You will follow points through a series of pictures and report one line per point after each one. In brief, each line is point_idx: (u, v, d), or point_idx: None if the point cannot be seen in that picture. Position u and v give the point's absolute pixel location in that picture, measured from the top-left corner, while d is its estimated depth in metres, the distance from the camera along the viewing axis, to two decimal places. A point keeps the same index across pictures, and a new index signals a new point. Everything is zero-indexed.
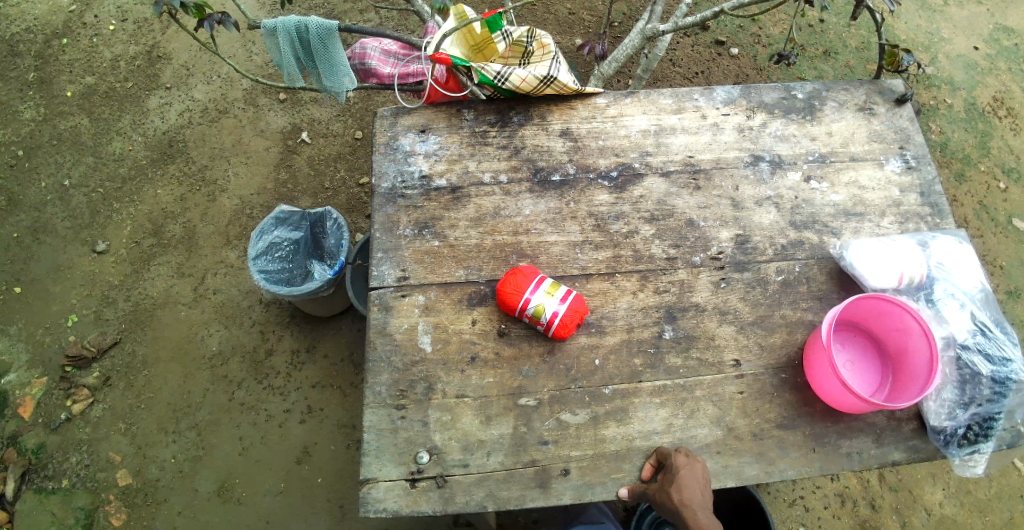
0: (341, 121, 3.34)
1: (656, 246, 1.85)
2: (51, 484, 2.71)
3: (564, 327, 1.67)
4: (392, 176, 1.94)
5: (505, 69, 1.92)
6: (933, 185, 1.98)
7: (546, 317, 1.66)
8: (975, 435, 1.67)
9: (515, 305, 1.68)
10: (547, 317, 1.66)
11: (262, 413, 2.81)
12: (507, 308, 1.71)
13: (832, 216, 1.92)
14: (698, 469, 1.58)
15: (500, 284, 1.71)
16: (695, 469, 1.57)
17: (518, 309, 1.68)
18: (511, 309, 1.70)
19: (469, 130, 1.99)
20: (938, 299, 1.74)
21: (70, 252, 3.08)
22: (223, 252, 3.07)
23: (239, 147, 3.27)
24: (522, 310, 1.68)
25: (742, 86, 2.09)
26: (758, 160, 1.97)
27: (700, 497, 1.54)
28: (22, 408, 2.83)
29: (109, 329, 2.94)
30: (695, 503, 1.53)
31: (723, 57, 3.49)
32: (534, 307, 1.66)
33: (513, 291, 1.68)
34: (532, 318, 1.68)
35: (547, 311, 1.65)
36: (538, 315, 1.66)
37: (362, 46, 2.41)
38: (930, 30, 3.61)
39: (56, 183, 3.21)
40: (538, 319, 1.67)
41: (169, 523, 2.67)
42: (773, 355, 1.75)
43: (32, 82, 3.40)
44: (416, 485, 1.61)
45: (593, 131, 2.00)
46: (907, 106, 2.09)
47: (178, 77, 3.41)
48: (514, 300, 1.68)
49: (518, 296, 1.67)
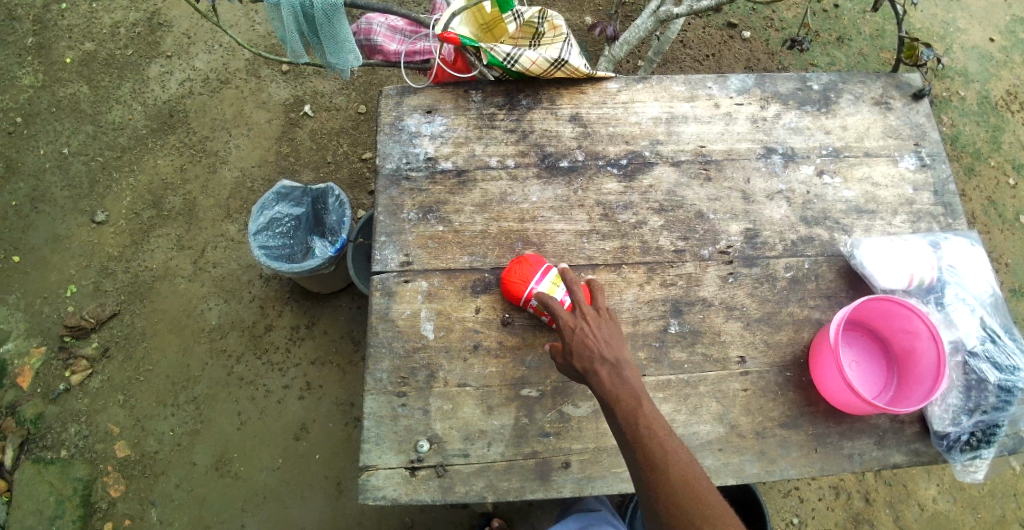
0: (345, 94, 3.28)
1: (664, 237, 1.82)
2: (50, 454, 2.72)
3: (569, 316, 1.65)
4: (397, 157, 1.90)
5: (515, 51, 1.87)
6: (947, 184, 1.95)
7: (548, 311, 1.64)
8: (977, 441, 1.67)
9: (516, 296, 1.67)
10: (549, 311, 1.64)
11: (261, 388, 2.80)
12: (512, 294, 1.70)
13: (844, 212, 1.88)
14: (594, 318, 1.52)
15: (507, 271, 1.69)
16: (588, 326, 1.51)
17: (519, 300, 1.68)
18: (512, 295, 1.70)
19: (476, 112, 1.95)
20: (948, 303, 1.72)
21: (69, 222, 3.05)
22: (223, 226, 3.03)
23: (241, 118, 3.21)
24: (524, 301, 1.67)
25: (757, 75, 2.04)
26: (771, 152, 1.93)
27: (602, 349, 1.48)
28: (21, 377, 2.83)
29: (108, 300, 2.92)
30: (596, 360, 1.47)
31: (735, 40, 3.42)
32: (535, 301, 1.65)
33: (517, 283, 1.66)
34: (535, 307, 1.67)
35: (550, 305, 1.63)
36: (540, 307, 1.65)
37: (367, 21, 2.31)
38: (946, 19, 3.53)
39: (55, 150, 3.16)
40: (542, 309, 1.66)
41: (167, 496, 2.69)
42: (778, 352, 1.73)
43: (30, 48, 3.33)
44: (416, 473, 1.61)
45: (603, 117, 1.95)
46: (924, 101, 2.04)
47: (179, 45, 3.34)
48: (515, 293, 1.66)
49: (520, 290, 1.65)
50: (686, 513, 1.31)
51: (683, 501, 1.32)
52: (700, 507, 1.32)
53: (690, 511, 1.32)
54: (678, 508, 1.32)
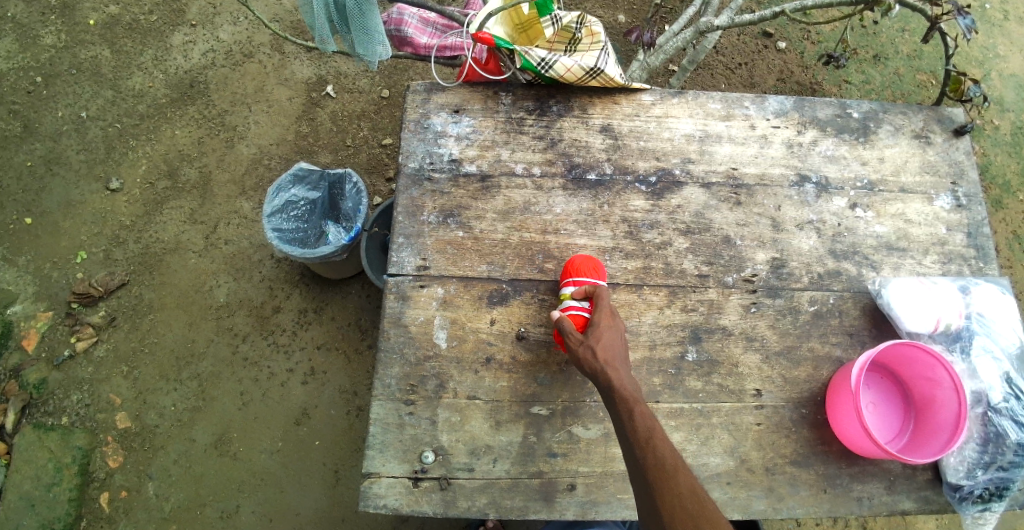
0: (368, 78, 3.22)
1: (688, 261, 1.78)
2: (50, 420, 2.72)
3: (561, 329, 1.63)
4: (421, 156, 1.86)
5: (550, 56, 1.82)
6: (981, 226, 1.89)
7: (568, 305, 1.60)
8: (990, 495, 1.63)
9: (566, 269, 1.67)
10: (575, 306, 1.59)
11: (265, 371, 2.79)
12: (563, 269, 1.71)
13: (874, 247, 1.83)
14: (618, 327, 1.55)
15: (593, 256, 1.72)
16: (613, 327, 1.53)
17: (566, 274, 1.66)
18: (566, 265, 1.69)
19: (505, 116, 1.90)
20: (974, 353, 1.67)
21: (83, 187, 3.02)
22: (237, 203, 3.00)
23: (262, 94, 3.16)
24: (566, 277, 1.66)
25: (796, 98, 1.98)
26: (804, 181, 1.88)
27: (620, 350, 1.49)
28: (26, 340, 2.82)
29: (117, 270, 2.90)
30: (616, 358, 1.47)
31: (769, 50, 3.34)
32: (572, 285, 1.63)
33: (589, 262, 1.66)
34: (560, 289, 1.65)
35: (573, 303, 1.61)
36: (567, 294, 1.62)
37: (399, 11, 2.25)
38: (987, 44, 3.40)
39: (73, 113, 3.12)
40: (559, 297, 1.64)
41: (165, 471, 2.68)
42: (796, 388, 1.70)
43: (54, 6, 3.29)
44: (418, 484, 1.59)
45: (635, 130, 1.90)
46: (965, 137, 1.98)
47: (204, 14, 3.28)
48: (573, 265, 1.67)
49: (582, 271, 1.64)
50: (688, 512, 1.25)
51: (685, 499, 1.26)
52: (699, 506, 1.25)
53: (690, 510, 1.25)
54: (678, 504, 1.26)
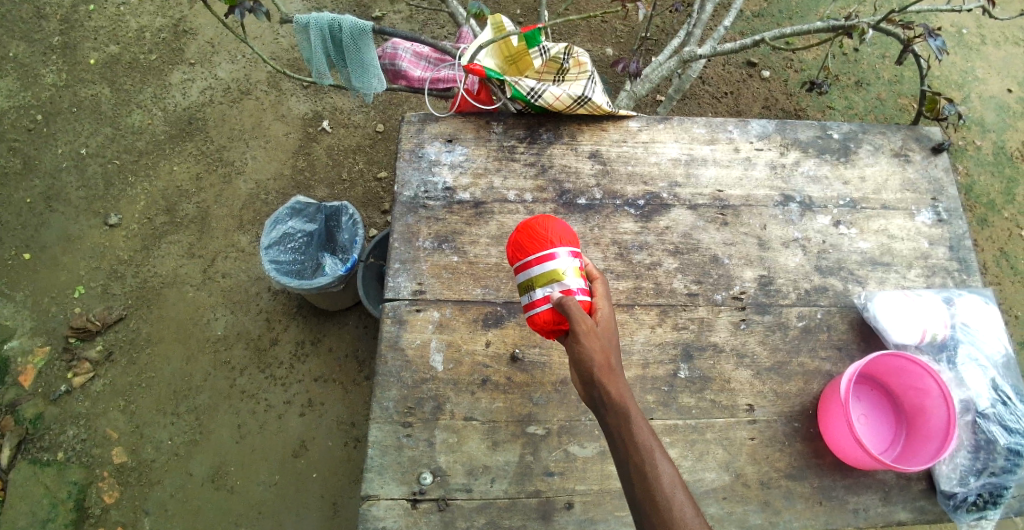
0: (363, 112, 3.29)
1: (678, 280, 1.83)
2: (46, 455, 2.71)
3: (551, 313, 1.39)
4: (416, 185, 1.91)
5: (539, 86, 1.90)
6: (962, 240, 1.95)
7: (570, 286, 1.40)
8: (984, 502, 1.65)
9: (548, 238, 1.43)
10: (579, 288, 1.40)
11: (262, 402, 2.79)
12: (534, 233, 1.46)
13: (859, 263, 1.88)
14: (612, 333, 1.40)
15: (548, 215, 1.53)
16: (609, 335, 1.36)
17: (547, 243, 1.43)
18: (543, 232, 1.45)
19: (497, 144, 1.97)
20: (960, 363, 1.71)
21: (82, 222, 3.07)
22: (235, 236, 3.04)
23: (259, 129, 3.23)
24: (548, 247, 1.43)
25: (778, 121, 2.05)
26: (788, 200, 1.94)
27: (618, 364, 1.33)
28: (23, 376, 2.83)
29: (115, 304, 2.93)
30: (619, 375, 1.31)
31: (753, 79, 3.44)
32: (564, 258, 1.42)
33: (565, 228, 1.48)
34: (549, 263, 1.40)
35: (572, 283, 1.41)
36: (564, 270, 1.40)
37: (393, 46, 2.31)
38: (966, 68, 3.51)
39: (73, 150, 3.19)
40: (552, 274, 1.40)
41: (161, 505, 2.66)
42: (788, 403, 1.73)
43: (56, 47, 3.38)
44: (417, 506, 1.60)
45: (623, 156, 1.96)
46: (943, 155, 2.05)
47: (203, 53, 3.37)
48: (552, 232, 1.45)
49: (567, 242, 1.46)
50: None
51: None
52: None
53: None
54: None
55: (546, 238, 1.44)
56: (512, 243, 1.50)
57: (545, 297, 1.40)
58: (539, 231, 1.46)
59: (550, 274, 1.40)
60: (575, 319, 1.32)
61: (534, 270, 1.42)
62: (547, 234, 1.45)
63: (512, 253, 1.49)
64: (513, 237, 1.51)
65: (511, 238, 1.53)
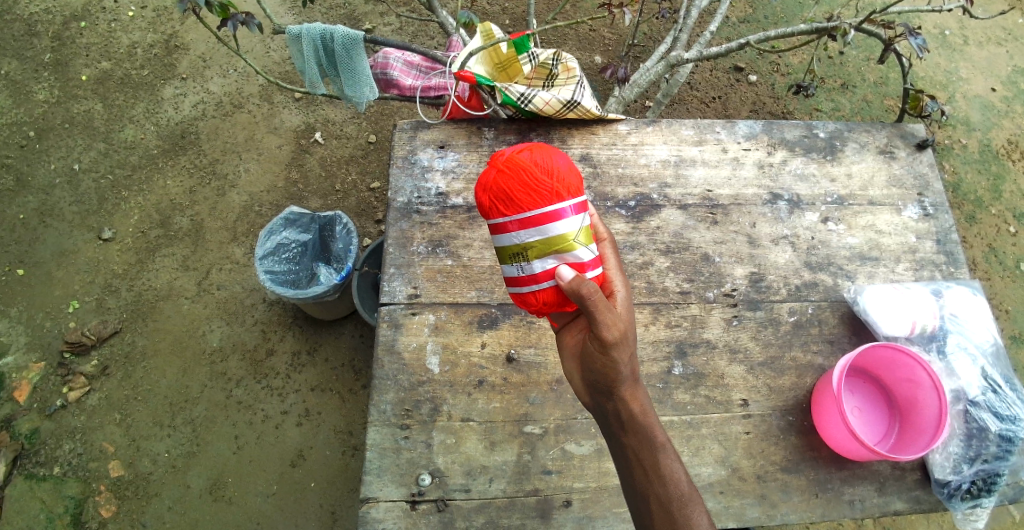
0: (355, 123, 3.31)
1: (670, 279, 1.85)
2: (42, 470, 2.69)
3: (553, 293, 1.35)
4: (409, 191, 1.93)
5: (529, 91, 1.92)
6: (949, 233, 1.98)
7: (581, 259, 1.35)
8: (978, 490, 1.67)
9: (548, 192, 1.32)
10: (587, 263, 1.35)
11: (259, 413, 2.79)
12: (529, 183, 1.32)
13: (847, 258, 1.91)
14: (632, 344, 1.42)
15: (539, 150, 1.37)
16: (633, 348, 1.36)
17: (551, 200, 1.32)
18: (545, 185, 1.31)
19: (488, 149, 1.99)
20: (949, 352, 1.74)
21: (77, 237, 3.07)
22: (230, 248, 3.05)
23: (252, 142, 3.25)
24: (549, 203, 1.32)
25: (765, 122, 2.08)
26: (777, 199, 1.97)
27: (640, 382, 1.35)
28: (18, 391, 2.81)
29: (110, 318, 2.93)
30: (641, 396, 1.34)
31: (741, 84, 3.49)
32: (570, 220, 1.33)
33: (564, 169, 1.36)
34: (555, 226, 1.32)
35: (578, 254, 1.34)
36: (572, 236, 1.33)
37: (384, 55, 2.36)
38: (949, 69, 3.57)
39: (66, 166, 3.20)
40: (559, 244, 1.32)
41: (159, 517, 2.65)
42: (781, 397, 1.75)
43: (48, 64, 3.39)
44: (416, 507, 1.61)
45: (613, 158, 1.99)
46: (928, 151, 2.08)
47: (195, 68, 3.39)
48: (553, 182, 1.32)
49: (567, 192, 1.34)
50: None
51: None
52: None
53: None
54: None
55: (547, 193, 1.32)
56: (496, 187, 1.34)
57: (547, 272, 1.34)
58: (539, 182, 1.32)
59: (556, 240, 1.32)
60: (602, 323, 1.26)
61: (535, 231, 1.32)
62: (548, 186, 1.32)
63: (495, 202, 1.34)
64: (496, 180, 1.34)
65: (488, 179, 1.36)
